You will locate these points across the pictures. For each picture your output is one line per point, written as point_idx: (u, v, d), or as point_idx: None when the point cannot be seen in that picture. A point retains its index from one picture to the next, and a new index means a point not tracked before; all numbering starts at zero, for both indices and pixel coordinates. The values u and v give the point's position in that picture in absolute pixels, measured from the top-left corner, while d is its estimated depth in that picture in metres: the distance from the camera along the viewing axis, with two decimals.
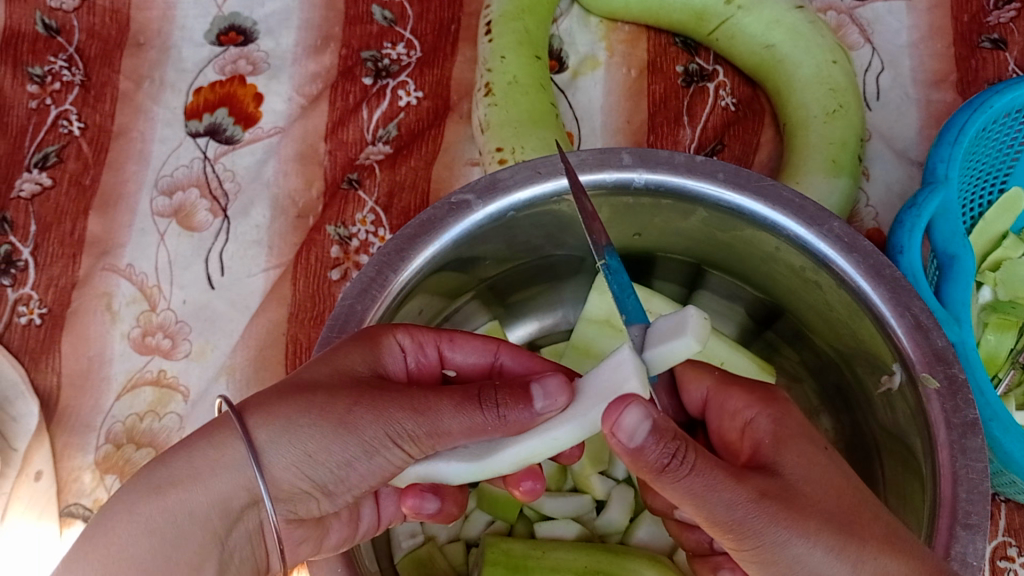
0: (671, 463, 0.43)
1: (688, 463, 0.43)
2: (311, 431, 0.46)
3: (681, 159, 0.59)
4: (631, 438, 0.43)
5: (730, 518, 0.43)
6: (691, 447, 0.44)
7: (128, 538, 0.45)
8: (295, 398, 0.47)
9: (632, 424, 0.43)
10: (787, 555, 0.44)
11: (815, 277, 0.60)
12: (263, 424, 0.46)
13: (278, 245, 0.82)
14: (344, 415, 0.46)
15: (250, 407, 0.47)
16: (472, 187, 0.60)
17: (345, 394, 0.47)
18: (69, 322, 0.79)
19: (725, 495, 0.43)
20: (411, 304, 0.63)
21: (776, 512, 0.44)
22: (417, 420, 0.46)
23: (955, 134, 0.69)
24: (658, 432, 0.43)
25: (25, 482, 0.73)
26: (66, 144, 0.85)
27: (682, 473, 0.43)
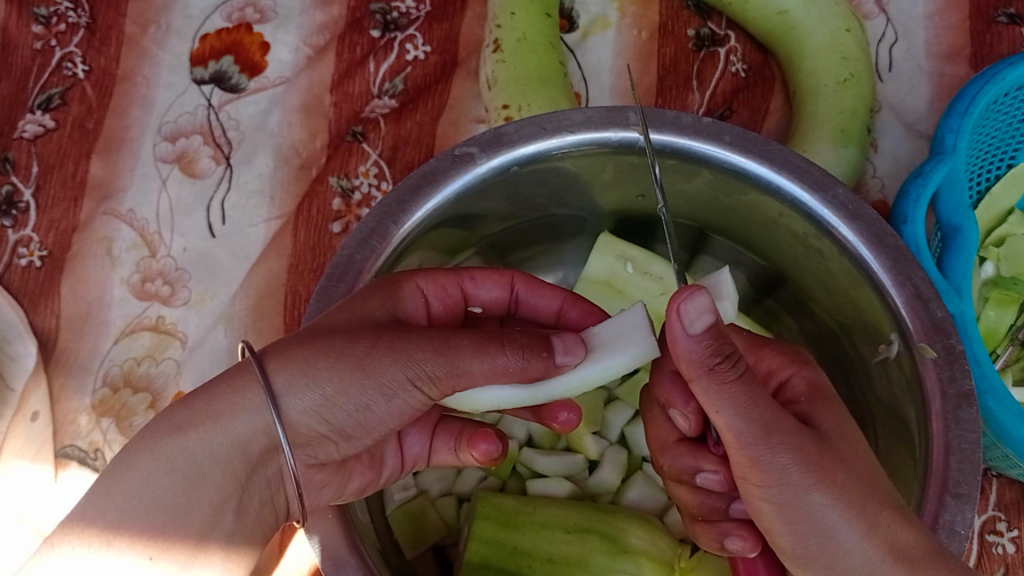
0: (722, 365, 0.43)
1: (736, 368, 0.43)
2: (330, 372, 0.47)
3: (688, 119, 0.59)
4: (691, 325, 0.43)
5: (761, 444, 0.44)
6: (743, 360, 0.44)
7: (146, 474, 0.47)
8: (310, 342, 0.48)
9: (695, 308, 0.42)
10: (805, 499, 0.44)
11: (818, 244, 0.60)
12: (280, 369, 0.48)
13: (280, 195, 0.82)
14: (362, 358, 0.47)
15: (269, 352, 0.49)
16: (476, 139, 0.59)
17: (363, 335, 0.48)
18: (69, 266, 0.79)
19: (766, 415, 0.43)
20: (411, 257, 0.62)
21: (805, 452, 0.44)
22: (438, 362, 0.47)
23: (966, 105, 0.69)
24: (716, 327, 0.43)
25: (21, 422, 0.74)
26: (70, 86, 0.84)
27: (732, 376, 0.43)
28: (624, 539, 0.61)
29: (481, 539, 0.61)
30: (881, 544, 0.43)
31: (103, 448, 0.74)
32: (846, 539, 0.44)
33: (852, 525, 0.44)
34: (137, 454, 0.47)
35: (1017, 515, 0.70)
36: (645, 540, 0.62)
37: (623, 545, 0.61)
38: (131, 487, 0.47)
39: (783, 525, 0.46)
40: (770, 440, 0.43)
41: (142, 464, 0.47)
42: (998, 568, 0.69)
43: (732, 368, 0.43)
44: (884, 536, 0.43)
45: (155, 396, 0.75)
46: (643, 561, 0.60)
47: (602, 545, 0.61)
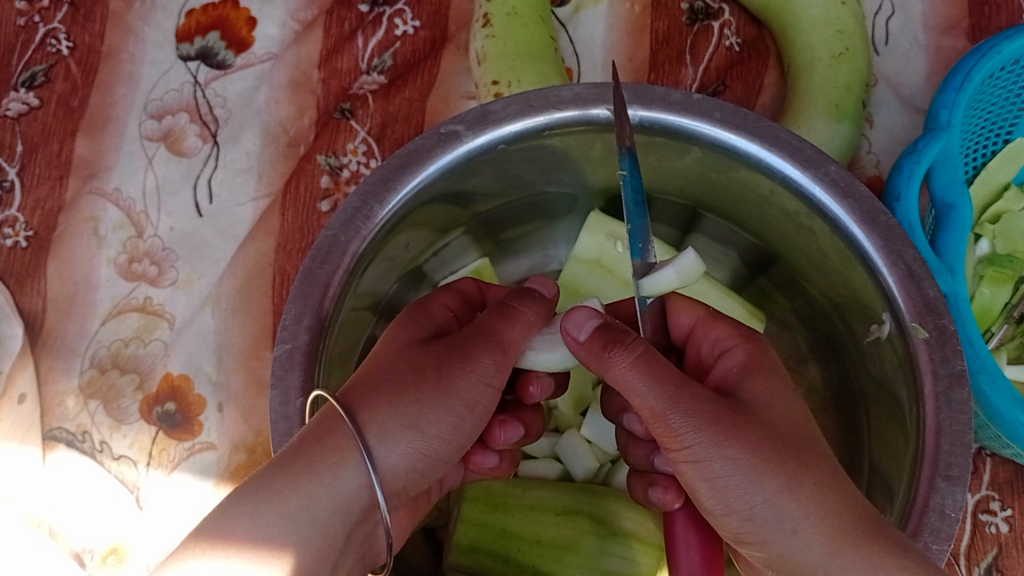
0: (616, 351, 0.47)
1: (634, 348, 0.47)
2: (411, 411, 0.48)
3: (677, 96, 0.58)
4: (580, 331, 0.50)
5: (668, 411, 0.46)
6: (639, 344, 0.48)
7: (243, 538, 0.43)
8: (386, 386, 0.48)
9: (580, 319, 0.50)
10: (714, 457, 0.45)
11: (809, 222, 0.59)
12: (369, 427, 0.47)
13: (268, 173, 0.81)
14: (440, 381, 0.49)
15: (354, 405, 0.48)
16: (462, 117, 0.58)
17: (427, 364, 0.49)
18: (55, 246, 0.78)
19: (670, 387, 0.46)
20: (398, 238, 0.62)
21: (718, 413, 0.46)
22: (495, 357, 0.51)
23: (961, 80, 0.67)
24: (605, 326, 0.50)
25: (8, 404, 0.73)
26: (55, 63, 0.82)
27: (629, 360, 0.47)
28: (614, 517, 0.61)
29: (471, 522, 0.61)
30: (804, 501, 0.44)
31: (91, 430, 0.73)
32: (765, 494, 0.45)
33: (762, 481, 0.44)
34: (232, 518, 0.44)
35: (1010, 494, 0.70)
36: (630, 522, 0.61)
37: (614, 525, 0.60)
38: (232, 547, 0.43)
39: (704, 484, 0.47)
40: (684, 399, 0.46)
41: (246, 524, 0.44)
42: (991, 548, 0.68)
43: (629, 353, 0.47)
44: (806, 494, 0.44)
45: (143, 377, 0.75)
46: (635, 545, 0.59)
47: (592, 528, 0.60)
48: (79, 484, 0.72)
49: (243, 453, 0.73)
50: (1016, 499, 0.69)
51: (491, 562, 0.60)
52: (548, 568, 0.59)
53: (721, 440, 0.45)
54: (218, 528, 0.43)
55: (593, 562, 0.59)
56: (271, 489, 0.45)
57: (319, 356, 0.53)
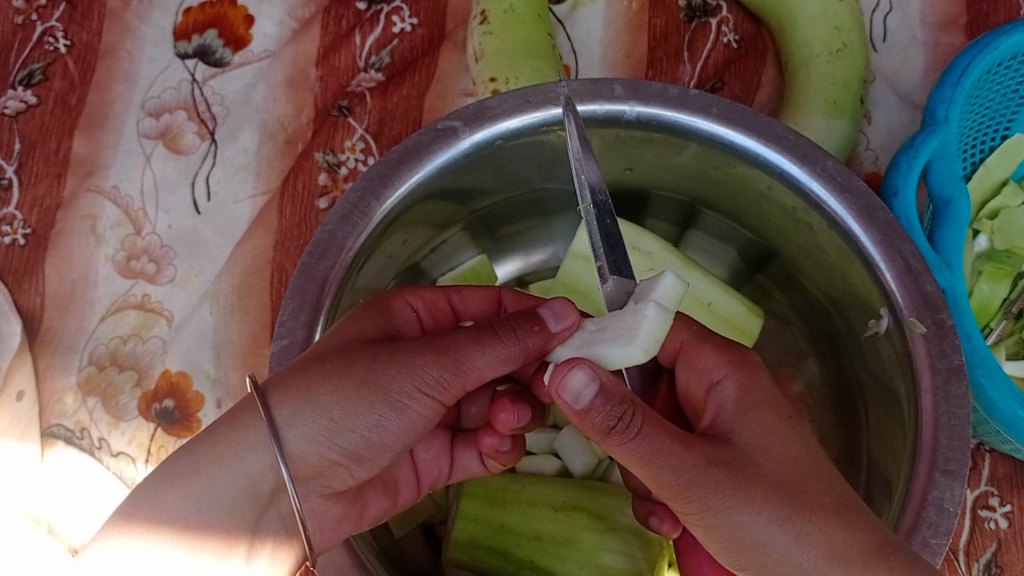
0: (618, 425, 0.45)
1: (633, 426, 0.45)
2: (327, 398, 0.47)
3: (675, 91, 0.58)
4: (576, 399, 0.46)
5: (673, 482, 0.45)
6: (639, 411, 0.45)
7: (150, 518, 0.46)
8: (311, 368, 0.47)
9: (577, 384, 0.46)
10: (724, 523, 0.45)
11: (807, 218, 0.59)
12: (276, 400, 0.47)
13: (266, 171, 0.81)
14: (366, 374, 0.48)
15: (272, 384, 0.48)
16: (459, 113, 0.58)
17: (359, 355, 0.48)
18: (53, 244, 0.78)
19: (671, 460, 0.45)
20: (395, 235, 0.62)
21: (721, 478, 0.45)
22: (441, 364, 0.49)
23: (958, 76, 0.67)
24: (603, 392, 0.45)
25: (6, 401, 0.73)
26: (52, 61, 0.82)
27: (629, 437, 0.45)
28: (612, 511, 0.60)
29: (468, 518, 0.62)
30: (813, 549, 0.44)
31: (90, 427, 0.74)
32: (776, 546, 0.44)
33: (775, 537, 0.44)
34: (138, 502, 0.47)
35: (1010, 490, 0.70)
36: (627, 516, 0.60)
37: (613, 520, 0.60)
38: (142, 525, 0.46)
39: (717, 545, 0.47)
40: (685, 471, 0.45)
41: (150, 506, 0.46)
42: (990, 543, 0.68)
43: (629, 429, 0.45)
44: (816, 542, 0.44)
45: (141, 374, 0.75)
46: (633, 539, 0.59)
47: (590, 523, 0.60)
48: (78, 481, 0.72)
49: None
50: (1015, 494, 0.69)
51: (490, 556, 0.61)
52: (548, 563, 0.59)
53: (730, 505, 0.44)
54: (129, 510, 0.46)
55: (592, 558, 0.59)
56: (179, 470, 0.47)
57: None
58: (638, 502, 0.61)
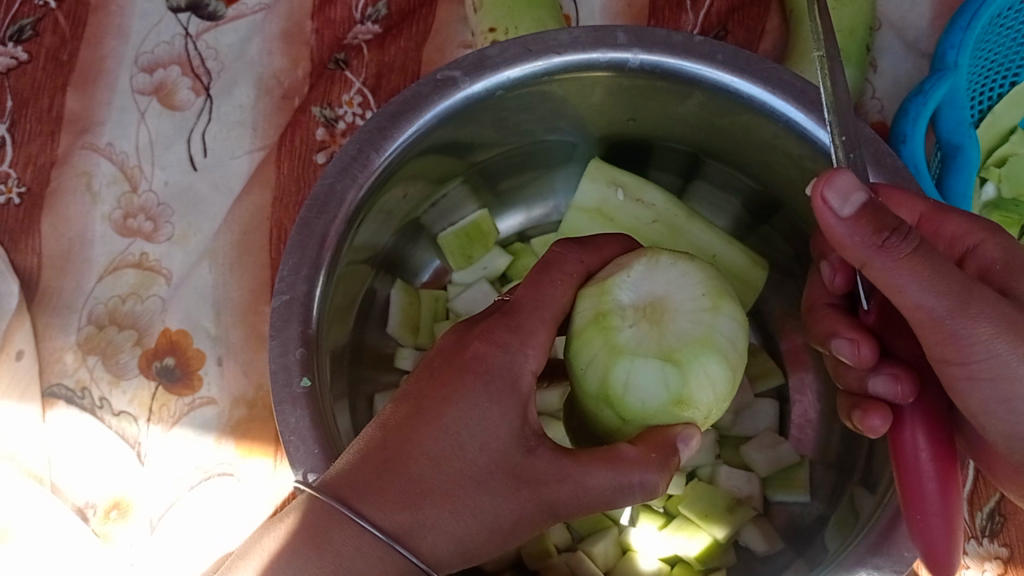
0: (893, 238, 0.43)
1: (912, 239, 0.43)
2: (427, 496, 0.42)
3: (679, 38, 0.56)
4: (846, 204, 0.43)
5: (949, 319, 0.44)
6: (907, 223, 0.43)
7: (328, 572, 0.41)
8: (389, 486, 0.42)
9: (848, 188, 0.42)
10: (983, 344, 0.45)
11: (814, 166, 0.58)
12: (375, 503, 0.41)
13: (263, 126, 0.79)
14: (421, 456, 0.43)
15: (351, 492, 0.41)
16: (460, 62, 0.57)
17: (398, 442, 0.43)
18: (48, 203, 0.77)
19: (951, 283, 0.44)
20: (394, 189, 0.61)
21: (1010, 317, 0.45)
22: (458, 419, 0.43)
23: (968, 19, 0.66)
24: (871, 202, 0.43)
25: (6, 361, 0.73)
26: (43, 17, 0.80)
27: (911, 242, 0.43)
28: (576, 326, 0.51)
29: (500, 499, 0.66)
30: None
31: (90, 386, 0.73)
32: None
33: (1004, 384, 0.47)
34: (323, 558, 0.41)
35: None
36: (576, 316, 0.51)
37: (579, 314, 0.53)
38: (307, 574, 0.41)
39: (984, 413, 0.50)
40: (970, 314, 0.44)
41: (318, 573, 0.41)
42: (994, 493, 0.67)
43: (906, 240, 0.43)
44: None
45: (141, 333, 0.74)
46: (614, 347, 0.49)
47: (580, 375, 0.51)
48: (81, 440, 0.72)
49: (244, 407, 0.72)
50: None
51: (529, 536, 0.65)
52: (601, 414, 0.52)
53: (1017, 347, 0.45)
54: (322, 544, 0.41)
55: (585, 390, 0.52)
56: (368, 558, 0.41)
57: (317, 307, 0.53)
58: (605, 289, 0.50)
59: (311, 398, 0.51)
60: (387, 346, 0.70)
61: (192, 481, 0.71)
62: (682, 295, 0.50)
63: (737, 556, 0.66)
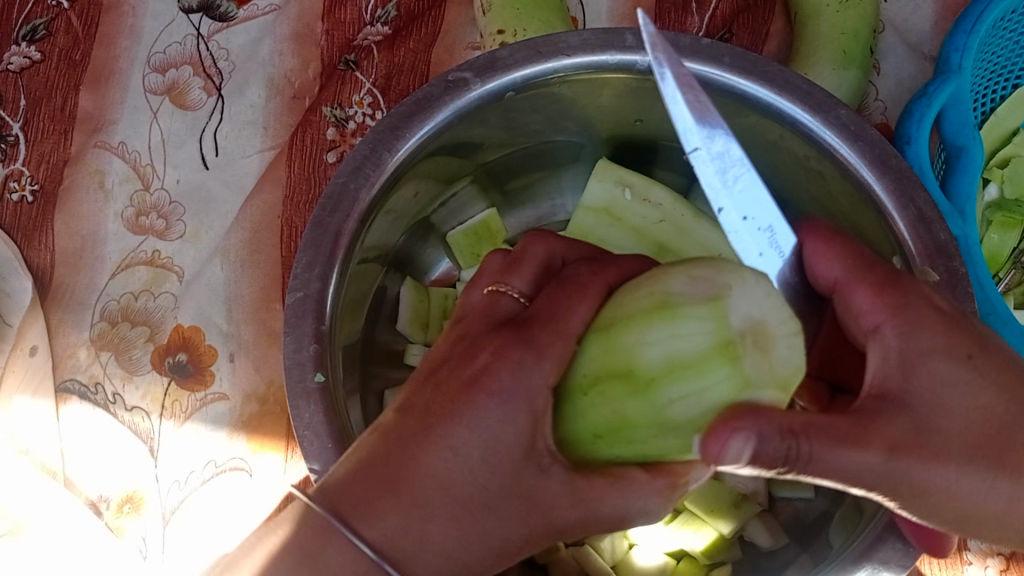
0: (789, 461, 0.38)
1: (803, 461, 0.38)
2: (425, 518, 0.41)
3: (687, 41, 0.57)
4: (735, 462, 0.37)
5: (872, 487, 0.40)
6: (810, 436, 0.38)
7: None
8: (401, 504, 0.41)
9: (734, 448, 0.37)
10: (932, 488, 0.41)
11: (819, 167, 0.59)
12: (370, 520, 0.41)
13: (274, 126, 0.80)
14: (434, 490, 0.41)
15: (350, 509, 0.41)
16: (471, 64, 0.58)
17: (409, 460, 0.41)
18: (62, 200, 0.78)
19: (864, 474, 0.39)
20: (405, 188, 0.62)
21: (916, 469, 0.40)
22: (469, 438, 0.41)
23: (972, 23, 0.67)
24: (762, 452, 0.37)
25: (20, 357, 0.74)
26: (55, 17, 0.81)
27: (804, 468, 0.38)
28: (683, 358, 0.41)
29: None
30: None
31: (103, 381, 0.74)
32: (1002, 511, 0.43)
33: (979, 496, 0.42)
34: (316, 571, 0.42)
35: None
36: (667, 344, 0.41)
37: (604, 321, 0.44)
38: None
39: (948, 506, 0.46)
40: (874, 487, 0.40)
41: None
42: None
43: (797, 465, 0.38)
44: None
45: (153, 330, 0.75)
46: (744, 387, 0.40)
47: (626, 388, 0.42)
48: (93, 434, 0.73)
49: (255, 403, 0.73)
50: None
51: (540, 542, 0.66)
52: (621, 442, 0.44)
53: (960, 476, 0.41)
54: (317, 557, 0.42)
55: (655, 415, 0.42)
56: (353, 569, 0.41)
57: (331, 304, 0.53)
58: (721, 312, 0.41)
59: (326, 392, 0.52)
60: (397, 343, 0.71)
61: (204, 476, 0.72)
62: (781, 316, 0.41)
63: (742, 550, 0.68)
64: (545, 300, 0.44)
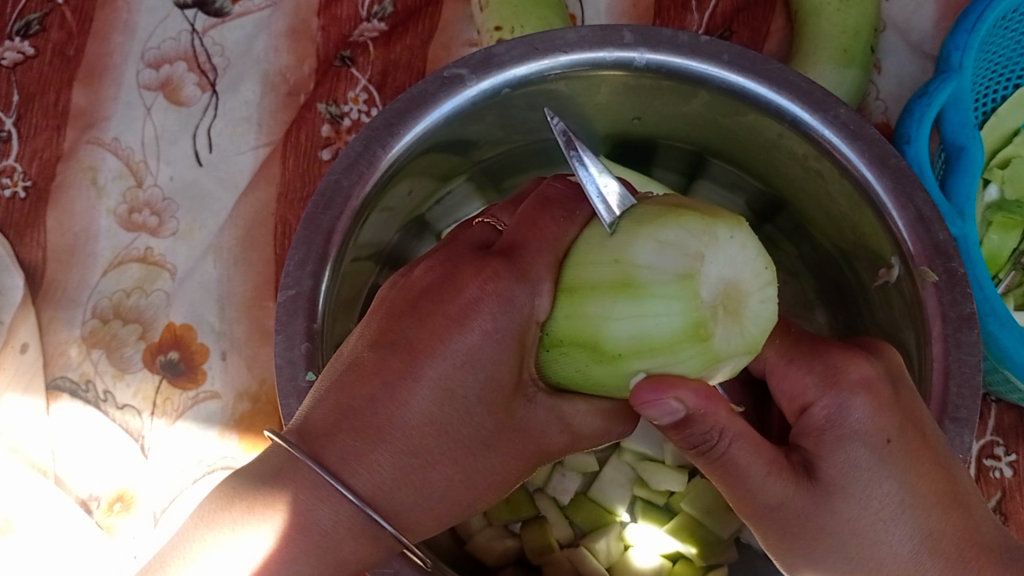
0: (702, 450, 0.47)
1: (711, 455, 0.47)
2: (423, 462, 0.46)
3: (685, 38, 0.56)
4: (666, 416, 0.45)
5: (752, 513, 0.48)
6: (725, 440, 0.46)
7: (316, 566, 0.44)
8: (394, 447, 0.45)
9: (666, 408, 0.44)
10: (801, 536, 0.47)
11: (818, 166, 0.58)
12: (359, 471, 0.44)
13: (268, 123, 0.80)
14: (427, 430, 0.45)
15: (337, 458, 0.43)
16: (466, 60, 0.57)
17: (398, 401, 0.44)
18: (54, 197, 0.78)
19: (745, 495, 0.47)
20: (399, 187, 0.61)
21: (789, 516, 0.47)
22: (460, 378, 0.45)
23: (973, 21, 0.66)
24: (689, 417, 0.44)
25: (11, 354, 0.73)
26: (49, 12, 0.80)
27: (709, 459, 0.47)
28: (653, 335, 0.44)
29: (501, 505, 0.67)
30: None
31: (94, 379, 0.74)
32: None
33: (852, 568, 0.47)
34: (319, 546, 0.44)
35: (1015, 440, 0.70)
36: (635, 321, 0.44)
37: (572, 283, 0.46)
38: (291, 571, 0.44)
39: None
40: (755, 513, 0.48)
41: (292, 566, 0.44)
42: (995, 492, 0.68)
43: (704, 456, 0.47)
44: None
45: (146, 328, 0.75)
46: (708, 354, 0.44)
47: (596, 357, 0.46)
48: (83, 431, 0.72)
49: (247, 402, 0.73)
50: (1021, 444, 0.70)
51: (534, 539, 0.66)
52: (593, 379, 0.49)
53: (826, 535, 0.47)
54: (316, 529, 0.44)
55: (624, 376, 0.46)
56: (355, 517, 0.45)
57: (323, 301, 0.53)
58: (690, 290, 0.43)
59: None
60: None
61: (196, 474, 0.71)
62: (750, 275, 0.45)
63: (740, 551, 0.67)
64: (534, 220, 0.48)
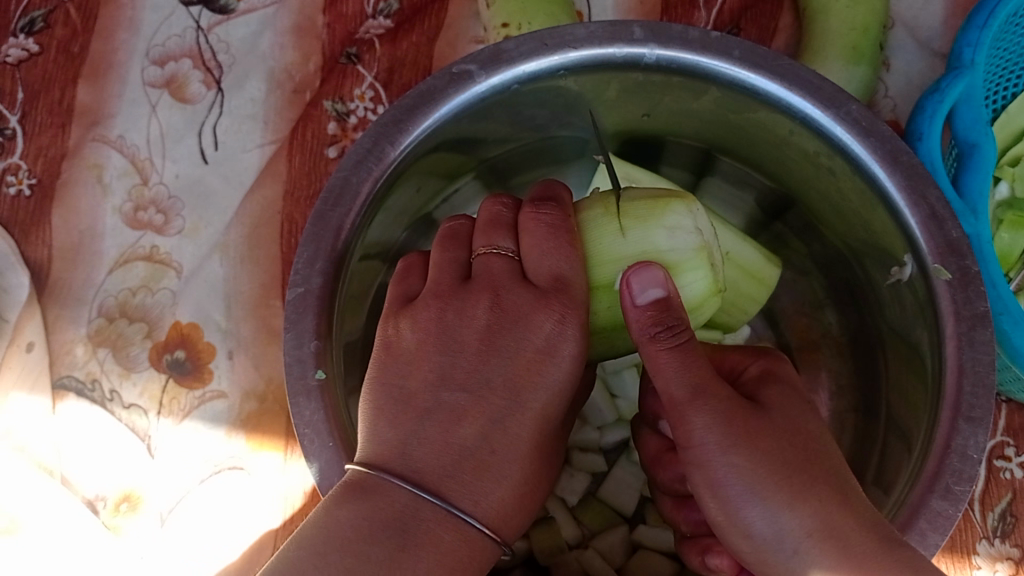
0: (663, 334, 0.46)
1: (679, 336, 0.46)
2: (519, 488, 0.45)
3: (695, 34, 0.56)
4: (641, 294, 0.46)
5: (682, 397, 0.45)
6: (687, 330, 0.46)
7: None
8: (494, 476, 0.44)
9: (647, 280, 0.46)
10: (714, 452, 0.45)
11: (829, 163, 0.58)
12: (472, 500, 0.43)
13: (274, 120, 0.79)
14: (523, 455, 0.45)
15: (450, 492, 0.42)
16: (475, 56, 0.57)
17: (495, 430, 0.44)
18: (59, 194, 0.77)
19: (683, 377, 0.45)
20: (406, 185, 0.60)
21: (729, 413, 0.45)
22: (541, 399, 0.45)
23: (985, 17, 0.66)
24: (663, 299, 0.46)
25: (17, 352, 0.73)
26: (54, 8, 0.80)
27: (670, 343, 0.45)
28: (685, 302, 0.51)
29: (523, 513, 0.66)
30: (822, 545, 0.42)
31: (100, 378, 0.73)
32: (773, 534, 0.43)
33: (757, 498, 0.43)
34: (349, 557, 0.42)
35: None
36: None
37: (604, 280, 0.49)
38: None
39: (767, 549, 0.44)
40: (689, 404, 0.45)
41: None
42: (1006, 493, 0.68)
43: (672, 337, 0.46)
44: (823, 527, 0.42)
45: (152, 326, 0.74)
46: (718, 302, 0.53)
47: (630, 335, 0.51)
48: (89, 430, 0.72)
49: (254, 402, 0.72)
50: None
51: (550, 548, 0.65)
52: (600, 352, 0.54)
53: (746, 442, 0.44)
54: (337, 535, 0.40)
55: None
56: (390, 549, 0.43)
57: (332, 300, 0.52)
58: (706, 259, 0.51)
59: (325, 389, 0.50)
60: None
61: (203, 474, 0.71)
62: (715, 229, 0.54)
63: None
64: (547, 246, 0.47)
